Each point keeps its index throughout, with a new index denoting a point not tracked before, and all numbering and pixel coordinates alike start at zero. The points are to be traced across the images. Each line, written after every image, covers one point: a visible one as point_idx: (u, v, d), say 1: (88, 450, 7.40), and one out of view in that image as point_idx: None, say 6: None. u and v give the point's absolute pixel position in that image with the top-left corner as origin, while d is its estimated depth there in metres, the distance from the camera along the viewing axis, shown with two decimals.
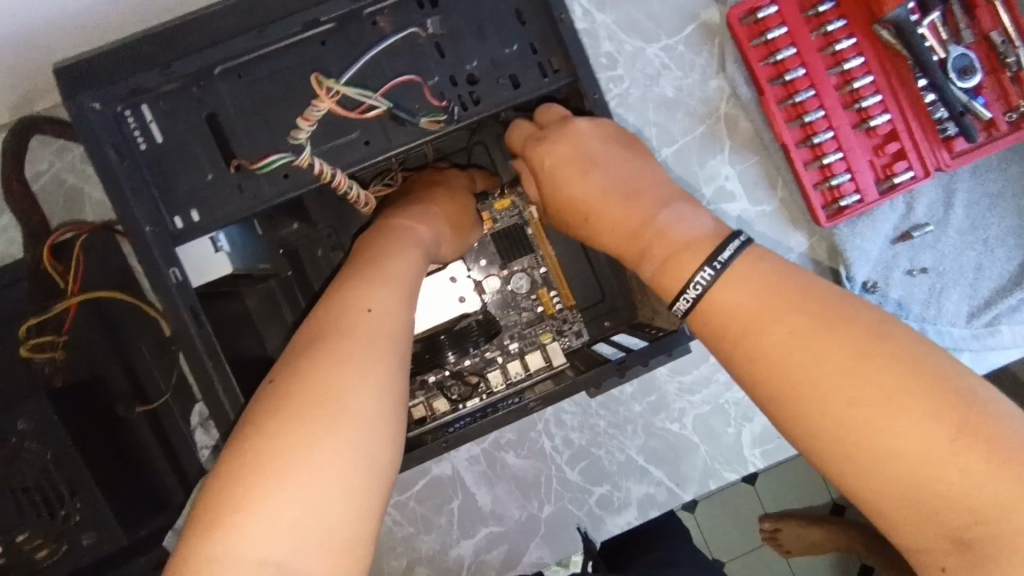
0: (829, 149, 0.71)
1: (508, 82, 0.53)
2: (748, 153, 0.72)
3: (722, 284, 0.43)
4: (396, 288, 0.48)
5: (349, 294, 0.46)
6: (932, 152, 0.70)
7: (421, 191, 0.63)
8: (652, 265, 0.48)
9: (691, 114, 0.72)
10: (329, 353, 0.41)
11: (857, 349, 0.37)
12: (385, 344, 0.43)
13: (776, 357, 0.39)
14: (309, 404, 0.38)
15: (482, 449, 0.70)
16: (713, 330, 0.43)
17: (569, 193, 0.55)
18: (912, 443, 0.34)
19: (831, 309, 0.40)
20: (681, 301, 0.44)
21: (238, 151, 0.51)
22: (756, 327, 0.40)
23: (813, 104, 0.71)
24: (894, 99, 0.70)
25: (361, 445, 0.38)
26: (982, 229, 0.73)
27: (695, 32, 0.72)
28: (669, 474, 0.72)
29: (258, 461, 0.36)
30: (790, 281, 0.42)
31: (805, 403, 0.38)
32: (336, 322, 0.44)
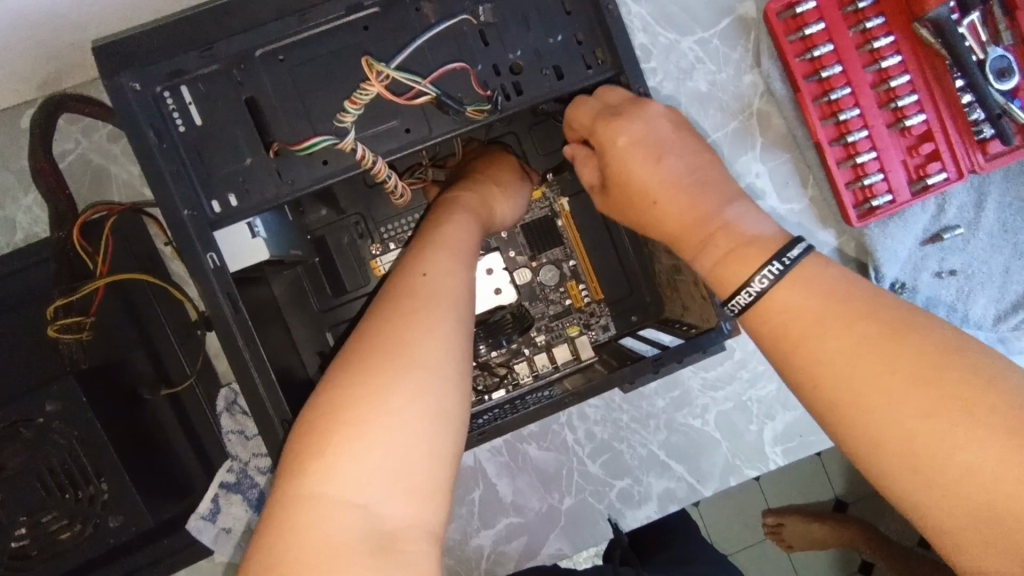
0: (862, 148, 0.70)
1: (551, 73, 0.52)
2: (780, 150, 0.72)
3: (785, 283, 0.44)
4: (455, 256, 0.49)
5: (411, 263, 0.47)
6: (966, 153, 0.70)
7: (475, 167, 0.63)
8: (711, 257, 0.49)
9: (723, 109, 0.72)
10: (397, 311, 0.42)
11: (925, 352, 0.38)
12: (449, 302, 0.44)
13: (836, 360, 0.40)
14: (382, 353, 0.40)
15: (504, 440, 0.70)
16: (769, 330, 0.44)
17: (638, 176, 0.53)
18: (979, 439, 0.35)
19: (883, 313, 0.40)
20: (742, 294, 0.45)
21: (278, 135, 0.50)
22: (810, 327, 0.42)
23: (848, 102, 0.70)
24: (931, 98, 0.70)
25: (432, 396, 0.39)
26: (1013, 232, 0.72)
27: (731, 26, 0.72)
28: (690, 470, 0.72)
29: (339, 406, 0.38)
30: (847, 290, 0.42)
31: (879, 396, 0.38)
32: (400, 286, 0.45)
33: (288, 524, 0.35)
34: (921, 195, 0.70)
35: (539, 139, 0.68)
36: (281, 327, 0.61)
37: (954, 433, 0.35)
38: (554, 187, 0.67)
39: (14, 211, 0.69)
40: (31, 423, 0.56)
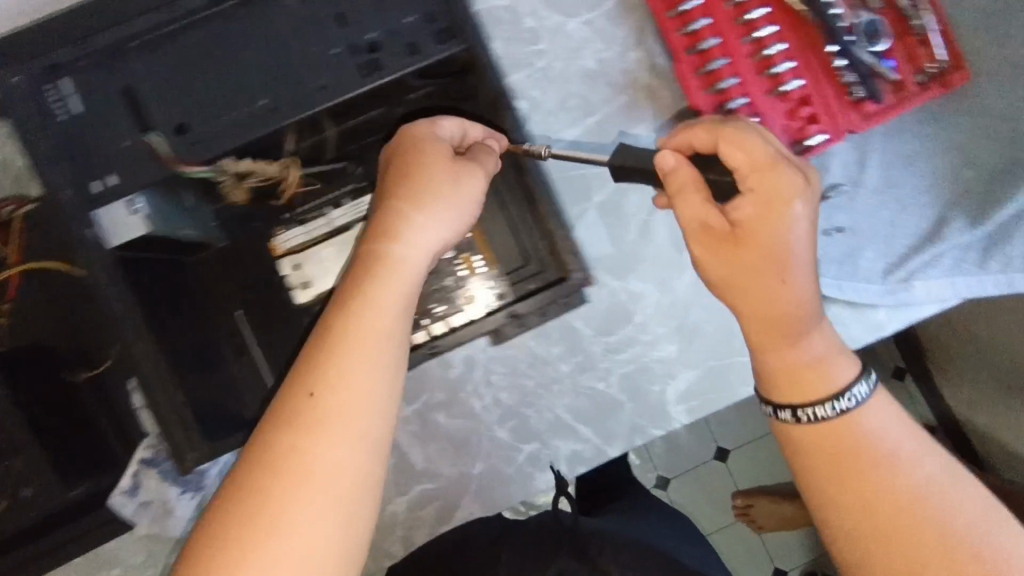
0: (744, 114, 0.73)
1: (406, 49, 0.55)
2: (669, 121, 0.75)
3: (834, 422, 0.56)
4: (344, 371, 0.52)
5: (306, 374, 0.52)
6: (843, 114, 0.72)
7: (414, 183, 0.56)
8: (772, 359, 0.58)
9: (612, 84, 0.75)
10: (276, 458, 0.49)
11: (872, 472, 0.54)
12: (341, 429, 0.51)
13: (877, 485, 0.54)
14: (255, 507, 0.48)
15: (413, 410, 0.73)
16: (816, 450, 0.57)
17: (782, 245, 0.55)
18: (887, 554, 0.53)
19: (881, 454, 0.55)
20: (806, 411, 0.57)
21: (153, 134, 0.54)
22: (861, 461, 0.55)
23: (727, 72, 0.73)
24: (805, 65, 0.73)
25: (297, 548, 0.48)
26: (896, 187, 0.75)
27: (615, 5, 0.74)
28: (597, 431, 0.75)
29: (212, 553, 0.47)
30: (857, 443, 0.55)
31: (890, 514, 0.53)
32: (296, 408, 0.51)
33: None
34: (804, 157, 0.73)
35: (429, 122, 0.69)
36: (187, 306, 0.64)
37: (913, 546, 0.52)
38: None
39: None
40: None
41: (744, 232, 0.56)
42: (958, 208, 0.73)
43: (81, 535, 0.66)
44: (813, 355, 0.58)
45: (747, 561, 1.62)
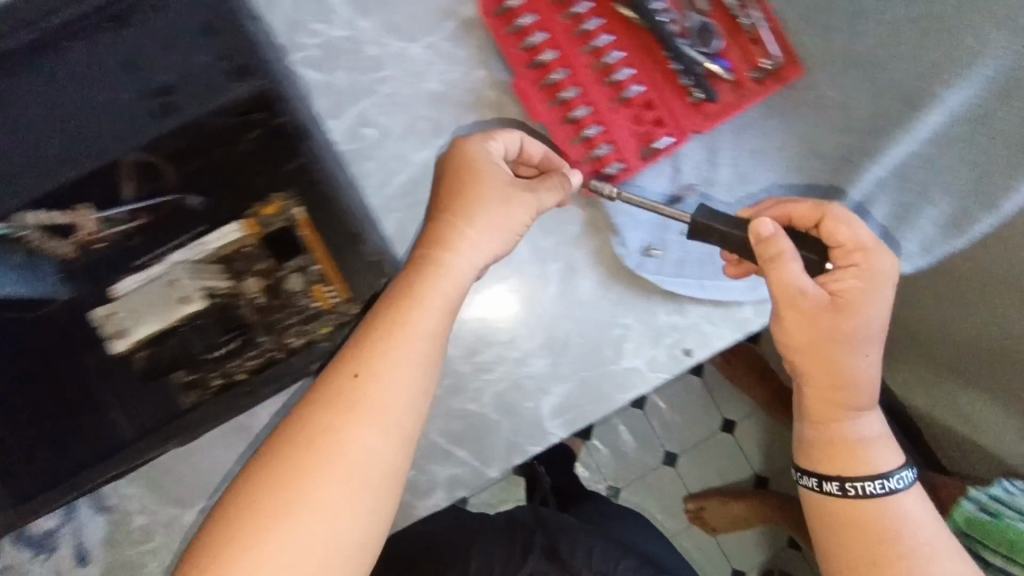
0: (589, 123, 0.73)
1: (200, 91, 0.61)
2: (520, 135, 0.75)
3: (876, 499, 0.62)
4: (400, 365, 0.58)
5: (349, 358, 0.58)
6: (686, 116, 0.73)
7: (484, 195, 0.64)
8: (832, 433, 0.64)
9: (459, 104, 0.75)
10: (335, 423, 0.55)
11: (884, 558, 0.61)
12: (369, 415, 0.56)
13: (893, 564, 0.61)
14: (303, 473, 0.53)
15: None
16: (880, 526, 0.62)
17: (863, 319, 0.61)
18: None
19: (900, 546, 0.61)
20: (870, 483, 0.62)
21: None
22: (879, 543, 0.61)
23: (569, 83, 0.73)
24: (646, 70, 0.73)
25: (331, 515, 0.52)
26: (748, 183, 0.75)
27: (455, 26, 0.74)
28: (473, 453, 0.75)
29: (288, 503, 0.52)
30: (887, 523, 0.62)
31: None
32: (336, 393, 0.56)
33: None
34: (652, 160, 0.73)
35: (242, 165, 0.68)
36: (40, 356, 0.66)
37: None
38: (288, 200, 0.69)
39: None
40: None
41: (846, 303, 0.61)
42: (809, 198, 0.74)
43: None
44: (842, 437, 0.64)
45: (704, 565, 1.60)
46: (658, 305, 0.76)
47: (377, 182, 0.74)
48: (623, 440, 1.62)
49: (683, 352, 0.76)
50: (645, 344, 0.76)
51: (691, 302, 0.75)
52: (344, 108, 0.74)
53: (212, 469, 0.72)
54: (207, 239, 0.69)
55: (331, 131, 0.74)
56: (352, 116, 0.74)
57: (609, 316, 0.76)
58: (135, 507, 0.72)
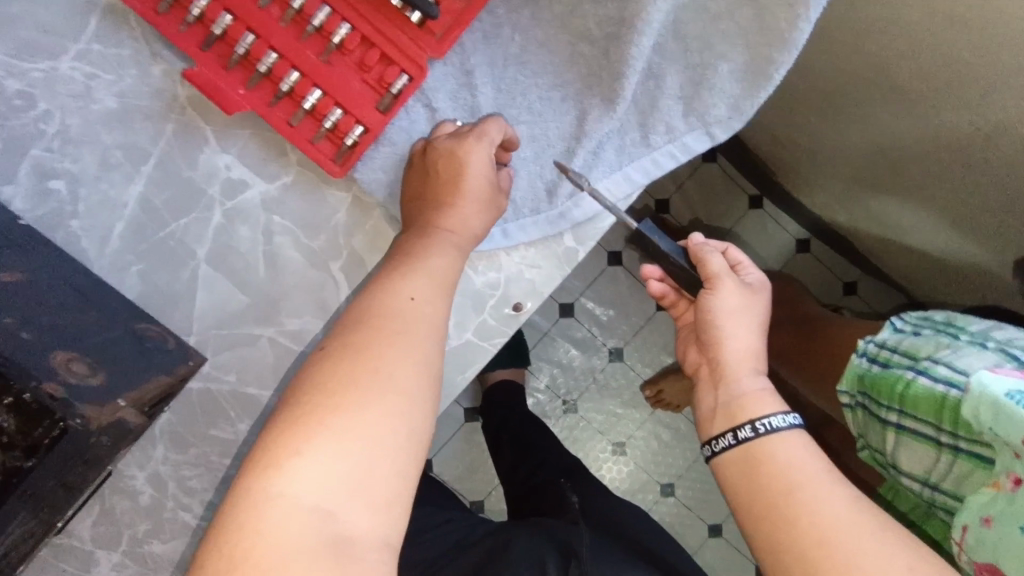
0: (306, 89, 0.60)
1: None
2: (238, 127, 0.63)
3: (770, 437, 0.55)
4: (441, 288, 0.55)
5: (401, 278, 0.54)
6: (415, 43, 0.60)
7: (474, 168, 0.58)
8: (722, 395, 0.59)
9: (149, 116, 0.62)
10: (385, 335, 0.50)
11: (786, 508, 0.50)
12: (426, 331, 0.52)
13: (793, 513, 0.50)
14: (361, 376, 0.48)
15: (121, 554, 0.66)
16: (784, 459, 0.53)
17: (764, 302, 0.63)
18: None
19: (795, 486, 0.51)
20: (756, 423, 0.55)
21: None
22: (779, 491, 0.51)
23: (263, 48, 0.59)
24: (347, 1, 0.59)
25: (401, 416, 0.47)
26: (520, 95, 0.62)
27: (102, 22, 0.60)
28: None
29: (347, 403, 0.46)
30: (784, 467, 0.53)
31: (789, 548, 0.49)
32: (379, 310, 0.52)
33: (244, 513, 0.42)
34: (397, 108, 0.61)
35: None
36: None
37: None
38: None
39: None
40: None
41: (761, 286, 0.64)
42: (591, 92, 0.61)
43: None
44: (746, 389, 0.58)
45: (680, 443, 1.59)
46: (466, 268, 0.65)
47: (94, 239, 0.62)
48: (567, 353, 1.58)
49: (513, 309, 0.66)
50: (468, 316, 0.66)
51: (505, 252, 0.65)
52: (15, 166, 0.61)
53: None
54: None
55: (12, 198, 0.61)
56: (29, 171, 0.61)
57: None
58: None
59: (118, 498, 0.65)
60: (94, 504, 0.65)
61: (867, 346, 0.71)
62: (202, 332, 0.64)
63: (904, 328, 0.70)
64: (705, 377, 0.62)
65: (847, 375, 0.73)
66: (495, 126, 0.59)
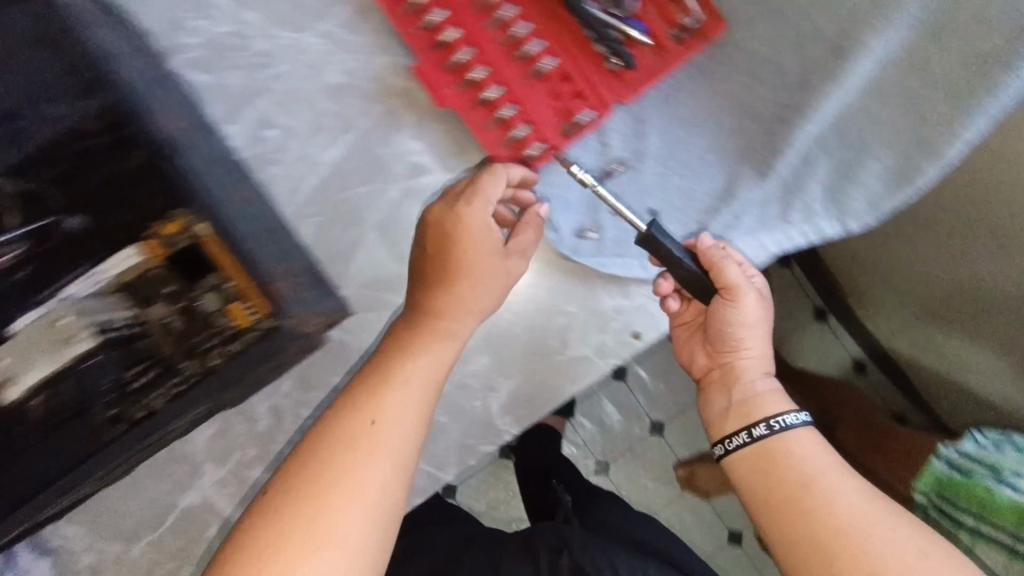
0: (504, 103, 0.69)
1: None
2: (432, 122, 0.71)
3: (784, 436, 0.66)
4: (404, 406, 0.63)
5: (368, 403, 0.62)
6: (607, 85, 0.69)
7: (472, 283, 0.66)
8: (737, 394, 0.70)
9: (363, 96, 0.70)
10: (343, 458, 0.60)
11: (806, 494, 0.63)
12: (384, 453, 0.61)
13: (816, 499, 0.62)
14: (315, 503, 0.58)
15: (228, 471, 0.71)
16: (796, 454, 0.65)
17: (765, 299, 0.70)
18: (802, 564, 0.61)
19: (807, 476, 0.64)
20: (775, 421, 0.67)
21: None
22: (799, 482, 0.64)
23: (476, 62, 0.68)
24: (559, 39, 0.68)
25: (352, 542, 0.58)
26: (683, 152, 0.70)
27: (348, 12, 0.70)
28: (424, 459, 0.73)
29: (304, 531, 0.57)
30: (801, 461, 0.65)
31: (807, 525, 0.62)
32: (349, 433, 0.61)
33: None
34: (577, 136, 0.69)
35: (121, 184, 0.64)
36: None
37: (835, 552, 0.59)
38: (190, 216, 0.64)
39: None
40: None
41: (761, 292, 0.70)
42: (746, 164, 0.69)
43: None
44: (761, 391, 0.70)
45: (700, 532, 1.59)
46: (599, 290, 0.72)
47: (288, 187, 0.71)
48: (610, 414, 1.61)
49: (632, 336, 0.72)
50: (590, 331, 0.72)
51: (635, 283, 0.72)
52: (241, 111, 0.70)
53: (158, 497, 0.71)
54: (104, 266, 0.65)
55: (232, 136, 0.70)
56: (251, 118, 0.70)
57: (550, 306, 0.72)
58: (81, 546, 0.70)
59: (238, 419, 0.71)
60: (218, 418, 0.71)
61: (949, 453, 0.74)
62: (355, 289, 0.71)
63: (986, 444, 0.73)
64: (716, 380, 0.73)
65: (925, 474, 0.75)
66: (473, 213, 0.65)
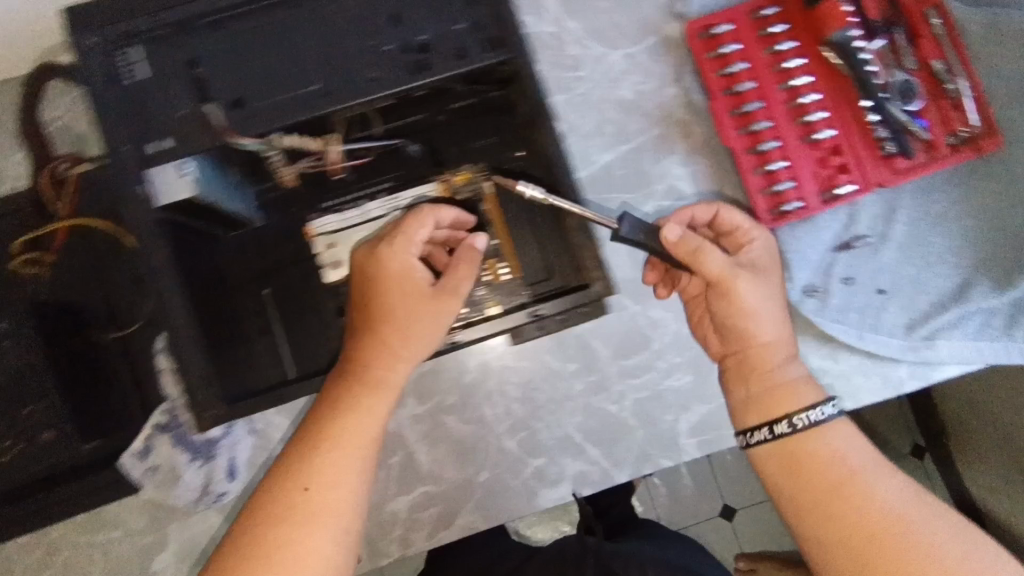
0: (775, 157, 0.75)
1: (453, 55, 0.57)
2: (700, 156, 0.77)
3: (812, 432, 0.65)
4: (348, 469, 0.60)
5: (299, 471, 0.59)
6: (872, 167, 0.74)
7: (386, 327, 0.62)
8: (749, 386, 0.68)
9: (647, 116, 0.77)
10: (302, 526, 0.57)
11: (845, 488, 0.62)
12: (329, 518, 0.58)
13: (857, 494, 0.61)
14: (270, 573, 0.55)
15: (426, 410, 0.75)
16: (824, 450, 0.64)
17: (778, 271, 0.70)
18: (832, 554, 0.61)
19: (840, 474, 0.63)
20: (807, 417, 0.65)
21: (213, 105, 0.55)
22: (836, 479, 0.62)
23: (761, 115, 0.75)
24: (840, 116, 0.75)
25: None
26: (925, 245, 0.75)
27: (656, 42, 0.77)
28: (605, 454, 0.76)
29: None
30: (832, 460, 0.63)
31: (844, 519, 0.61)
32: (278, 509, 0.57)
33: None
34: (832, 205, 0.74)
35: (474, 127, 0.72)
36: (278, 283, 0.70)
37: (872, 541, 0.60)
38: (481, 172, 0.72)
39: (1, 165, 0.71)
40: None
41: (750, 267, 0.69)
42: (983, 272, 0.73)
43: (26, 517, 0.68)
44: (790, 378, 0.67)
45: None
46: (811, 346, 0.76)
47: None
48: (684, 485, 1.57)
49: None
50: None
51: (846, 350, 0.76)
52: None
53: None
54: (403, 195, 0.70)
55: None
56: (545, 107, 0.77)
57: None
58: None
59: (451, 367, 0.75)
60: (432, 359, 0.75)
61: None
62: None
63: None
64: (731, 368, 0.69)
65: None
66: (417, 270, 0.63)
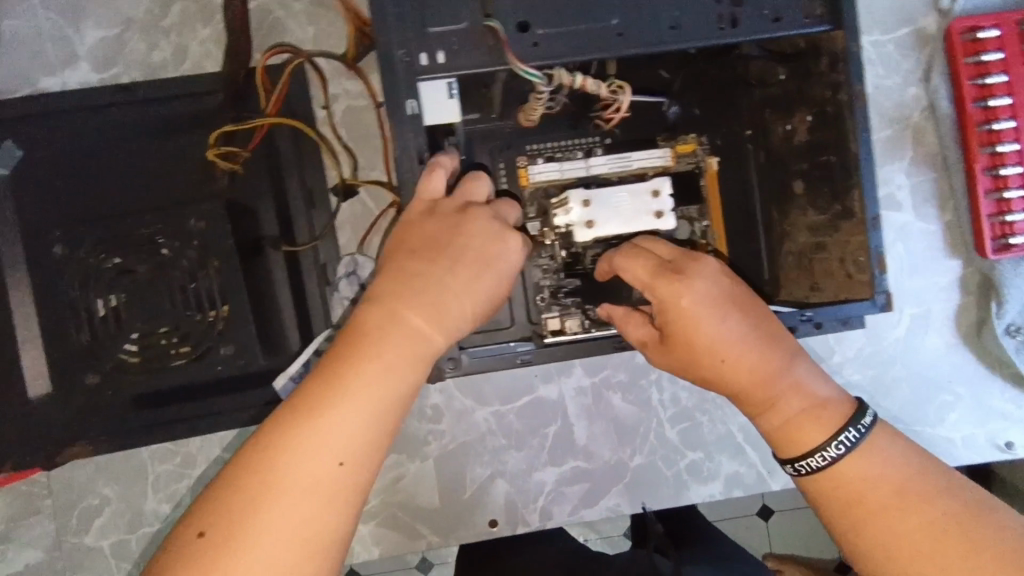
0: (1013, 183, 0.68)
1: (769, 16, 0.51)
2: (927, 168, 0.72)
3: (848, 460, 0.49)
4: (380, 422, 0.44)
5: (321, 428, 0.42)
6: None
7: (418, 286, 0.47)
8: (776, 419, 0.52)
9: (881, 114, 0.71)
10: (320, 495, 0.42)
11: (904, 504, 0.47)
12: (357, 486, 0.43)
13: (903, 511, 0.47)
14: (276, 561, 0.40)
15: (592, 382, 0.71)
16: (833, 493, 0.49)
17: (696, 342, 0.51)
18: None
19: (892, 493, 0.48)
20: (835, 446, 0.49)
21: (494, 19, 0.48)
22: (879, 502, 0.48)
23: (1009, 135, 0.68)
24: None
25: None
26: None
27: (908, 36, 0.71)
28: (763, 460, 0.73)
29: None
30: (885, 478, 0.48)
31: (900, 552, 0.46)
32: (296, 469, 0.41)
33: None
34: None
35: (707, 95, 0.65)
36: None
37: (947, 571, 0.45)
38: (705, 146, 0.65)
39: (188, 40, 0.63)
40: (178, 237, 0.65)
41: (671, 341, 0.53)
42: None
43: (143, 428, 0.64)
44: (794, 415, 0.51)
45: None
46: (997, 388, 0.72)
47: None
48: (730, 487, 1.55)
49: (1004, 446, 0.72)
50: (968, 422, 0.72)
51: None
52: None
53: (521, 376, 0.70)
54: (633, 156, 0.63)
55: None
56: None
57: (945, 380, 0.72)
58: (433, 386, 0.69)
59: None
60: None
61: None
62: None
63: None
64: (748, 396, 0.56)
65: None
66: (511, 253, 0.49)
